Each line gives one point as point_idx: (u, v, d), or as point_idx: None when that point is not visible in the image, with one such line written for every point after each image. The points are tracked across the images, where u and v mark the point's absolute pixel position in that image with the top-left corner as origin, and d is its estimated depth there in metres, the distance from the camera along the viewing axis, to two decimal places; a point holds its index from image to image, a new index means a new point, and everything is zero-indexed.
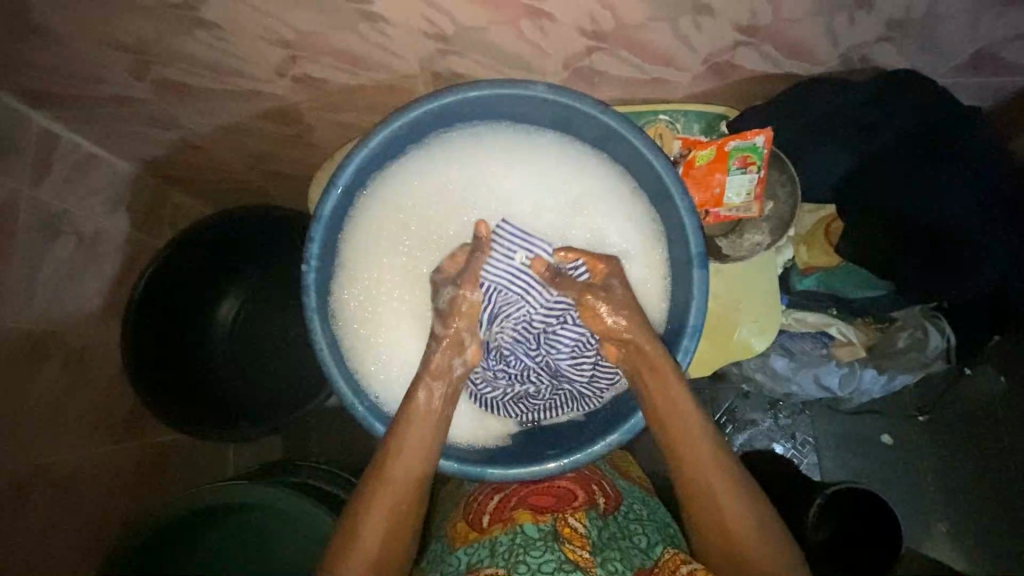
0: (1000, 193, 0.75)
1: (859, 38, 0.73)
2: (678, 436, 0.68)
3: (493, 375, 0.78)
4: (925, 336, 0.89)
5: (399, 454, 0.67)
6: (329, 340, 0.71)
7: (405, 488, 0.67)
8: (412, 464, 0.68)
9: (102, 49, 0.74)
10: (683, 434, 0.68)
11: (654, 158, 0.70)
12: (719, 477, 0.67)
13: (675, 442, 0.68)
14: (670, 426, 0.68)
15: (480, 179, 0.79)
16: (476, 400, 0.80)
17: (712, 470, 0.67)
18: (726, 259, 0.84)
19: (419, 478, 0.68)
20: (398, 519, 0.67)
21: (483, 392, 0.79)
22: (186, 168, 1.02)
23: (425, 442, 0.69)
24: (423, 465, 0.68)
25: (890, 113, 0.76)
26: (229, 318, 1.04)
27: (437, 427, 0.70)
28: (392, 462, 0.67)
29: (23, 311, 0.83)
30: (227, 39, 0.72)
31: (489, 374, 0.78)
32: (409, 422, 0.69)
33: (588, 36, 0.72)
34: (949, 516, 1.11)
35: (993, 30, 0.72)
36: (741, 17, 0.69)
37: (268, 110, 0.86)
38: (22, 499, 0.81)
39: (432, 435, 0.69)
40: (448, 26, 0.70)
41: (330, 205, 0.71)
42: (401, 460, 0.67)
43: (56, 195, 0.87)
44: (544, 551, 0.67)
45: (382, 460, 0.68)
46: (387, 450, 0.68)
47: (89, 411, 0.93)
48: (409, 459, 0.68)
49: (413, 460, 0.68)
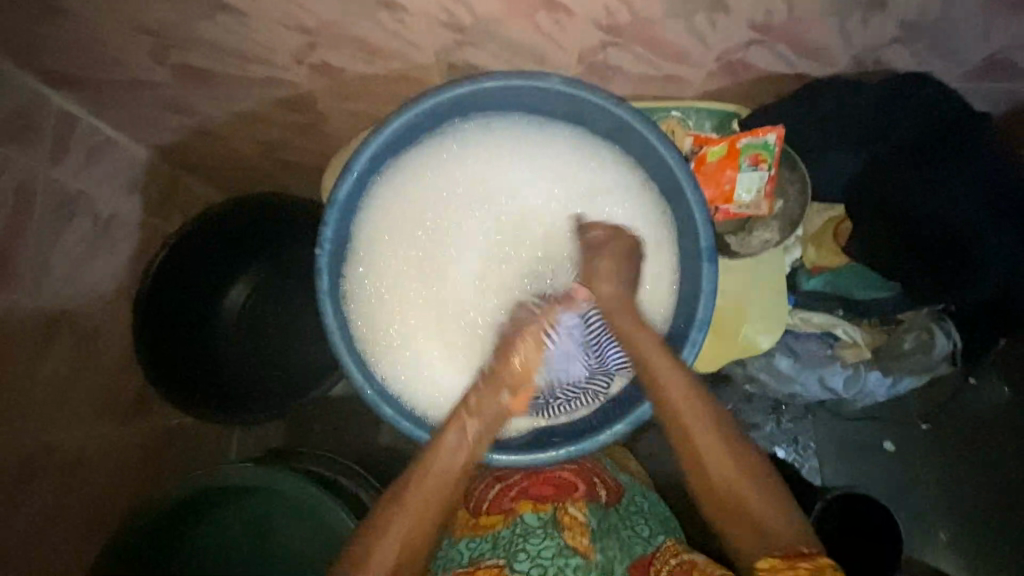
0: (1008, 197, 0.75)
1: (872, 39, 0.74)
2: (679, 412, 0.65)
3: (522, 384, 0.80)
4: (932, 339, 0.88)
5: (437, 455, 0.66)
6: (340, 323, 0.72)
7: (437, 494, 0.64)
8: (449, 466, 0.65)
9: (124, 32, 0.76)
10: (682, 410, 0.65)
11: (666, 152, 0.70)
12: (724, 459, 0.62)
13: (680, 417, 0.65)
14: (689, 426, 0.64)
15: (492, 170, 0.80)
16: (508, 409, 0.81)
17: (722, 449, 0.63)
18: (735, 256, 0.86)
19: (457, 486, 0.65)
20: (421, 529, 0.62)
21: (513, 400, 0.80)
22: (199, 154, 1.02)
23: (466, 450, 0.67)
24: (463, 472, 0.66)
25: (900, 115, 0.77)
26: (240, 301, 1.06)
27: (477, 438, 0.68)
28: (431, 464, 0.65)
29: (38, 289, 0.84)
30: (247, 24, 0.73)
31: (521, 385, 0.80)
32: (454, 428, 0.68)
33: (604, 30, 0.72)
34: (948, 525, 1.11)
35: (1005, 34, 0.72)
36: (756, 14, 0.70)
37: (284, 98, 0.87)
38: (28, 476, 0.81)
39: (475, 446, 0.68)
40: (466, 17, 0.71)
41: (344, 191, 0.72)
42: (441, 463, 0.65)
43: (72, 176, 0.89)
44: (544, 538, 0.69)
45: (422, 459, 0.66)
46: (427, 452, 0.66)
47: (96, 394, 0.94)
48: (450, 463, 0.66)
49: (453, 464, 0.66)
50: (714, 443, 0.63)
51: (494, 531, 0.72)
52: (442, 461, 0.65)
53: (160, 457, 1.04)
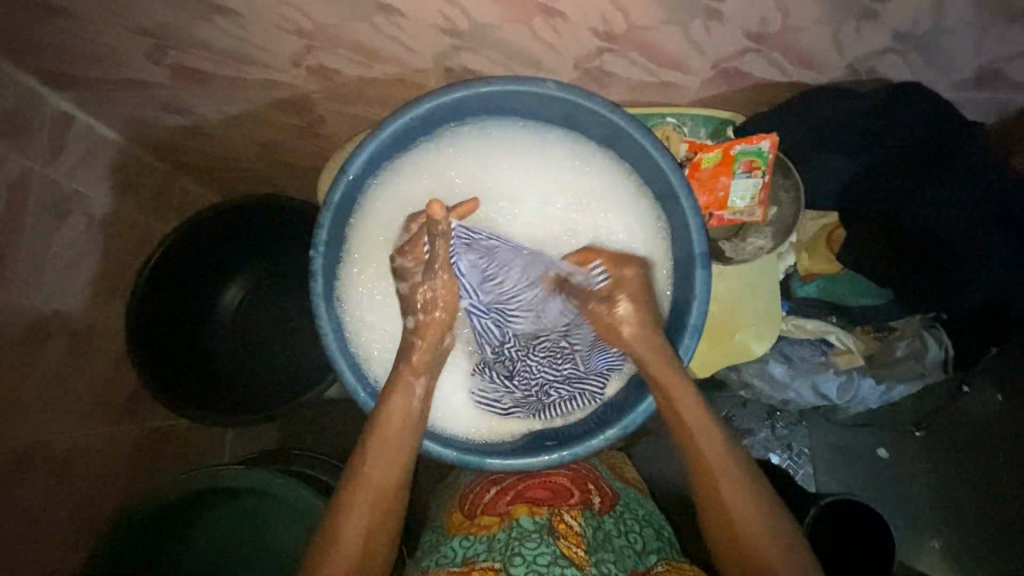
0: (1000, 205, 0.76)
1: (866, 49, 0.74)
2: (688, 428, 0.70)
3: (500, 381, 0.80)
4: (923, 346, 0.89)
5: (370, 452, 0.68)
6: (333, 325, 0.72)
7: (377, 484, 0.67)
8: (382, 462, 0.68)
9: (121, 33, 0.76)
10: (693, 431, 0.69)
11: (661, 158, 0.71)
12: (713, 450, 0.68)
13: (688, 434, 0.70)
14: (688, 420, 0.70)
15: (488, 172, 0.80)
16: (488, 406, 0.81)
17: (725, 469, 0.67)
18: (729, 262, 0.85)
19: (394, 475, 0.68)
20: (374, 521, 0.66)
21: (491, 397, 0.80)
22: (195, 154, 1.02)
23: (394, 440, 0.69)
24: (394, 463, 0.68)
25: (894, 123, 0.78)
26: (234, 303, 1.05)
27: (410, 434, 0.70)
28: (365, 460, 0.68)
29: (32, 289, 0.84)
30: (245, 27, 0.73)
31: (498, 383, 0.80)
32: (388, 414, 0.70)
33: (600, 37, 0.73)
34: (940, 533, 1.11)
35: (998, 45, 0.73)
36: (752, 23, 0.70)
37: (281, 100, 0.87)
38: (19, 477, 0.81)
39: (406, 432, 0.69)
40: (463, 22, 0.71)
41: (339, 193, 0.72)
42: (377, 458, 0.68)
43: (67, 175, 0.89)
44: (540, 544, 0.67)
45: (359, 458, 0.68)
46: (363, 447, 0.69)
47: (89, 393, 0.94)
48: (384, 455, 0.68)
49: (385, 458, 0.68)
50: (714, 462, 0.68)
51: (490, 532, 0.72)
52: (378, 466, 0.67)
53: (151, 457, 1.04)
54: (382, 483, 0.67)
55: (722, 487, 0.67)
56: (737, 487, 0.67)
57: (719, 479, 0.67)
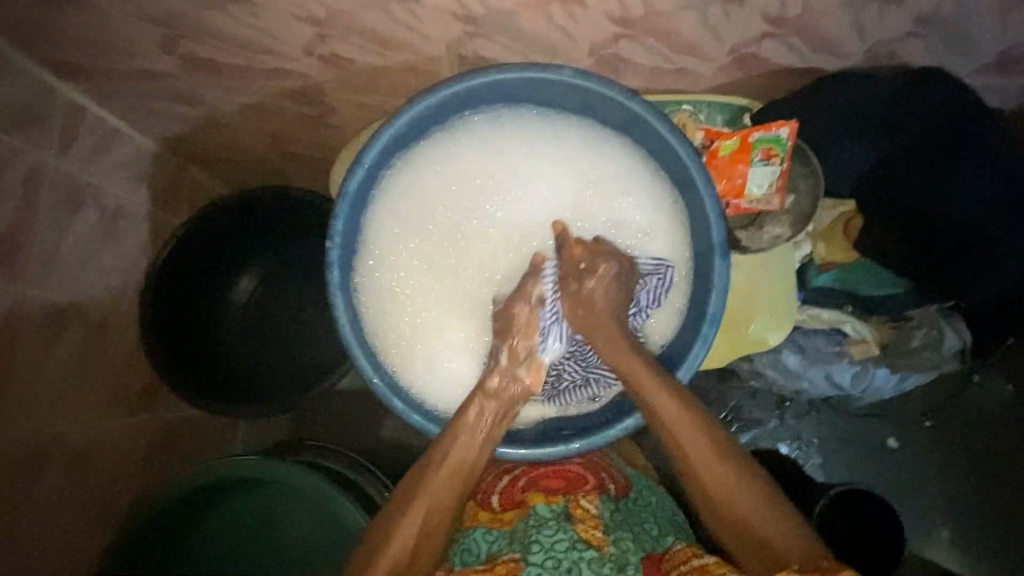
0: (1016, 188, 0.75)
1: (887, 33, 0.73)
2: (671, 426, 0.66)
3: None
4: (941, 336, 0.88)
5: (449, 448, 0.68)
6: (351, 316, 0.72)
7: (449, 479, 0.67)
8: (460, 459, 0.68)
9: (131, 22, 0.75)
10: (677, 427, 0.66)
11: (679, 145, 0.70)
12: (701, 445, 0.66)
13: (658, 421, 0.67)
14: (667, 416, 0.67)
15: (503, 163, 0.80)
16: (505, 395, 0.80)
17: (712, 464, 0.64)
18: (746, 251, 0.84)
19: (467, 473, 0.68)
20: (432, 517, 0.65)
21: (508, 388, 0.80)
22: (205, 146, 1.02)
23: (475, 440, 0.69)
24: (475, 461, 0.68)
25: (918, 107, 0.76)
26: (244, 297, 1.04)
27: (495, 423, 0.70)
28: (444, 456, 0.68)
29: (46, 281, 0.84)
30: (258, 15, 0.73)
31: None
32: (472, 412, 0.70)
33: (617, 23, 0.72)
34: (951, 522, 1.11)
35: (1022, 28, 0.71)
36: (772, 7, 0.69)
37: (291, 89, 0.86)
38: (35, 469, 0.81)
39: (486, 434, 0.70)
40: (477, 8, 0.70)
41: (355, 183, 0.71)
42: (453, 455, 0.68)
43: (79, 167, 0.88)
44: (558, 530, 0.68)
45: (430, 459, 0.68)
46: (442, 444, 0.69)
47: (105, 385, 0.94)
48: (464, 453, 0.68)
49: (464, 454, 0.68)
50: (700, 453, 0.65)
51: (510, 525, 0.72)
52: (454, 453, 0.68)
53: (166, 449, 1.04)
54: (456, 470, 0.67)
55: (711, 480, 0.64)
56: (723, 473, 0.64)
57: (701, 470, 0.65)
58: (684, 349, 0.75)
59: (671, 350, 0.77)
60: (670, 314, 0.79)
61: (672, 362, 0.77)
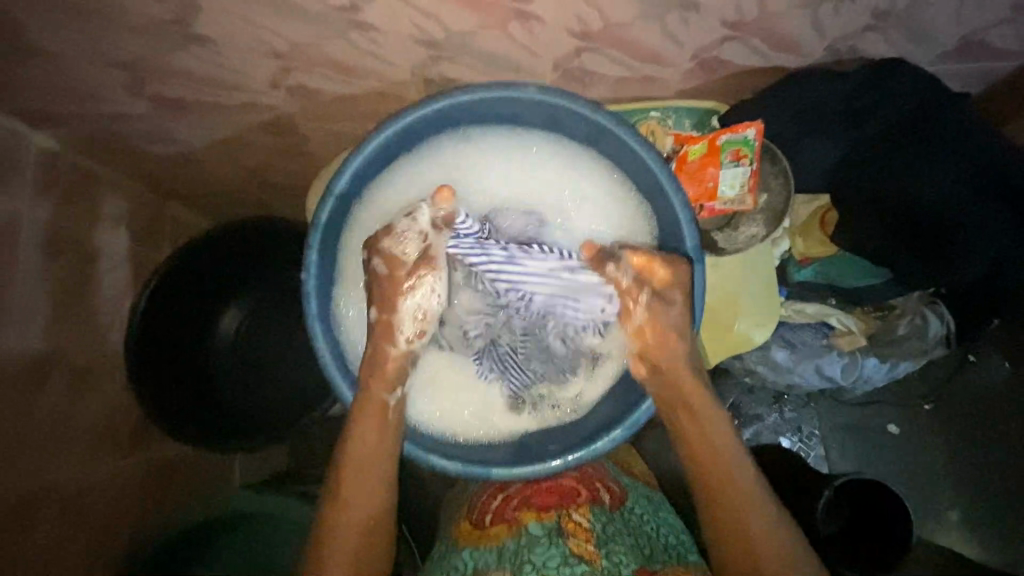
0: (986, 170, 0.76)
1: (845, 29, 0.74)
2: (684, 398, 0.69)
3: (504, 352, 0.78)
4: (924, 322, 0.88)
5: (350, 488, 0.68)
6: (331, 347, 0.72)
7: (356, 513, 0.67)
8: (367, 492, 0.68)
9: (98, 67, 0.76)
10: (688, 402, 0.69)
11: (648, 156, 0.71)
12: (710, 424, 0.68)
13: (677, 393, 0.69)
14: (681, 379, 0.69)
15: (475, 181, 0.80)
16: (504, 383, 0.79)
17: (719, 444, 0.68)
18: (723, 253, 0.85)
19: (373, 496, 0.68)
20: (362, 547, 0.67)
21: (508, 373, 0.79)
22: (182, 182, 1.02)
23: (365, 464, 0.68)
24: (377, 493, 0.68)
25: (883, 101, 0.77)
26: (232, 329, 1.03)
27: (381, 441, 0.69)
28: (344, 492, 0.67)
29: (30, 329, 0.84)
30: (221, 53, 0.74)
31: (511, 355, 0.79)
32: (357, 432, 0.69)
33: (576, 37, 0.72)
34: (957, 504, 1.10)
35: (977, 15, 0.72)
36: (728, 13, 0.70)
37: (263, 122, 0.87)
38: (29, 521, 0.81)
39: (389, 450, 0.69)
40: (437, 32, 0.70)
41: (326, 213, 0.72)
42: (352, 505, 0.67)
43: (55, 213, 0.88)
44: (549, 547, 0.70)
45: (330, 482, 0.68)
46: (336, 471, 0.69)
47: (94, 426, 0.94)
48: (362, 487, 0.68)
49: (363, 487, 0.68)
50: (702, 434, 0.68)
51: (499, 542, 0.74)
52: (354, 479, 0.68)
53: (158, 491, 1.03)
54: (369, 495, 0.68)
55: (734, 478, 0.66)
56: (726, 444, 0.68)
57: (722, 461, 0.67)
58: None
59: None
60: None
61: None
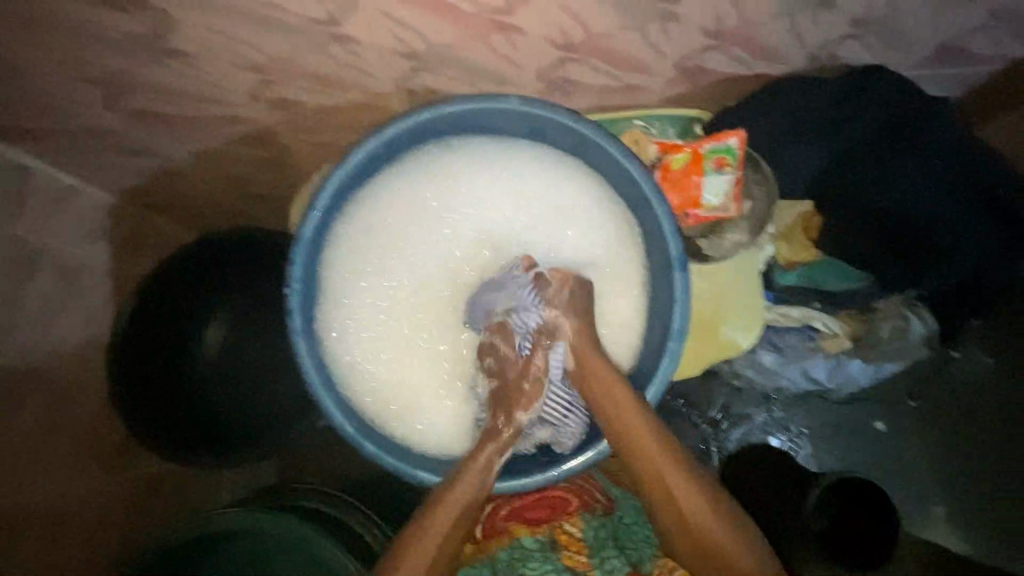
0: (961, 173, 0.78)
1: (824, 36, 0.74)
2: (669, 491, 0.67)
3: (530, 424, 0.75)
4: (906, 325, 0.89)
5: (455, 482, 0.69)
6: (317, 361, 0.71)
7: (454, 512, 0.67)
8: (467, 491, 0.68)
9: (74, 82, 0.75)
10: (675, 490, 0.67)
11: (631, 166, 0.71)
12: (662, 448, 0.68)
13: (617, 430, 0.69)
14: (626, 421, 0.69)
15: (459, 191, 0.80)
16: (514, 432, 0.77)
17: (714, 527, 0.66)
18: (707, 261, 0.87)
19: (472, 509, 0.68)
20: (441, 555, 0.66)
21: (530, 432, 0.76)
22: (162, 195, 1.01)
23: (481, 477, 0.69)
24: (479, 496, 0.69)
25: (860, 111, 0.79)
26: (213, 348, 0.97)
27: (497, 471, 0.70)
28: (448, 492, 0.68)
29: (7, 349, 0.82)
30: (199, 66, 0.73)
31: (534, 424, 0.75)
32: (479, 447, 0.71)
33: (558, 48, 0.72)
34: (944, 500, 1.11)
35: (952, 22, 0.73)
36: (708, 21, 0.70)
37: (244, 134, 0.86)
38: (10, 542, 0.79)
39: (491, 465, 0.70)
40: (419, 44, 0.70)
41: (311, 226, 0.72)
42: (446, 508, 0.67)
43: (32, 229, 0.86)
44: (544, 561, 0.73)
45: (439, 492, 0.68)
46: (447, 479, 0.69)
47: (76, 444, 0.92)
48: (463, 490, 0.68)
49: (467, 490, 0.68)
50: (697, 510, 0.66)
51: (494, 555, 0.75)
52: (460, 489, 0.68)
53: (147, 506, 1.02)
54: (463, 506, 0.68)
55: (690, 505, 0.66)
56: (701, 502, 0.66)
57: (677, 487, 0.67)
58: (653, 363, 0.75)
59: (641, 368, 0.77)
60: (628, 340, 0.80)
61: (637, 384, 0.76)
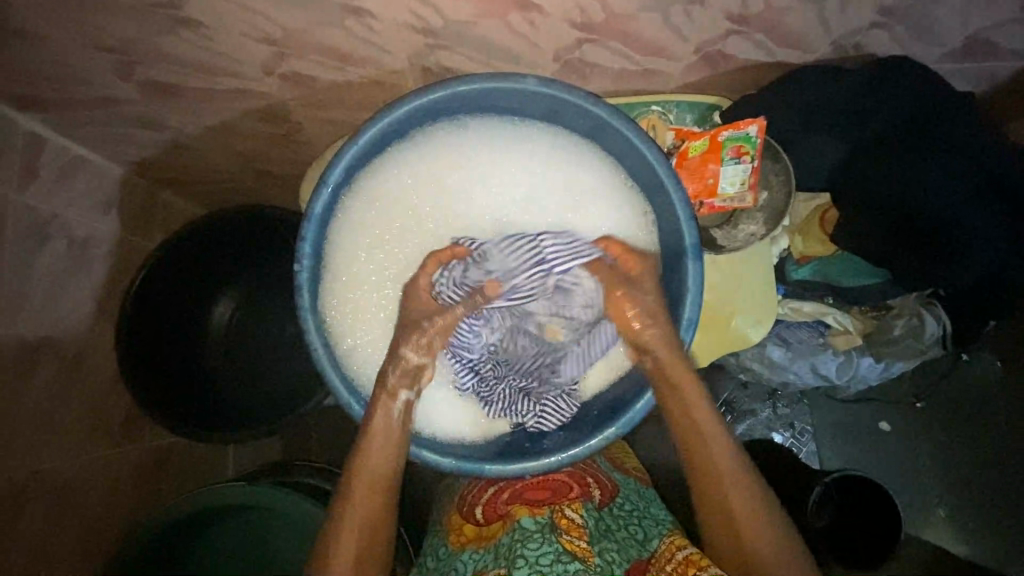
0: (986, 173, 0.76)
1: (851, 24, 0.72)
2: (713, 471, 0.68)
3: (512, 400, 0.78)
4: (921, 323, 0.88)
5: (364, 457, 0.69)
6: (324, 341, 0.71)
7: (365, 495, 0.69)
8: (376, 471, 0.69)
9: (87, 50, 0.74)
10: (727, 481, 0.68)
11: (647, 150, 0.69)
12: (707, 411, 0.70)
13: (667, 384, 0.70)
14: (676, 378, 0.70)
15: (469, 171, 0.79)
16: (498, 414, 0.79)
17: (741, 496, 0.67)
18: (722, 251, 0.85)
19: (385, 481, 0.70)
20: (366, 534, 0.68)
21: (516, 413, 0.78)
22: (173, 168, 1.01)
23: (388, 446, 0.70)
24: (388, 474, 0.70)
25: (884, 103, 0.76)
26: (223, 321, 1.03)
27: (402, 432, 0.71)
28: (357, 475, 0.69)
29: (16, 318, 0.82)
30: (213, 38, 0.72)
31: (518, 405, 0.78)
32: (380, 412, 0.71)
33: (578, 28, 0.71)
34: (946, 503, 1.10)
35: (985, 14, 0.71)
36: (733, 6, 0.68)
37: (256, 109, 0.86)
38: (17, 508, 0.80)
39: (393, 437, 0.70)
40: (435, 19, 0.69)
41: (320, 205, 0.70)
42: (360, 490, 0.69)
43: (44, 198, 0.86)
44: (542, 544, 0.69)
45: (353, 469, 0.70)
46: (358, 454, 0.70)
47: (85, 414, 0.93)
48: (375, 462, 0.69)
49: (377, 470, 0.69)
50: (722, 466, 0.68)
51: (494, 540, 0.74)
52: (372, 465, 0.69)
53: (153, 479, 1.03)
54: (377, 483, 0.69)
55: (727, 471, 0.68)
56: (737, 476, 0.68)
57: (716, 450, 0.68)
58: None
59: None
60: None
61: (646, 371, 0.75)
